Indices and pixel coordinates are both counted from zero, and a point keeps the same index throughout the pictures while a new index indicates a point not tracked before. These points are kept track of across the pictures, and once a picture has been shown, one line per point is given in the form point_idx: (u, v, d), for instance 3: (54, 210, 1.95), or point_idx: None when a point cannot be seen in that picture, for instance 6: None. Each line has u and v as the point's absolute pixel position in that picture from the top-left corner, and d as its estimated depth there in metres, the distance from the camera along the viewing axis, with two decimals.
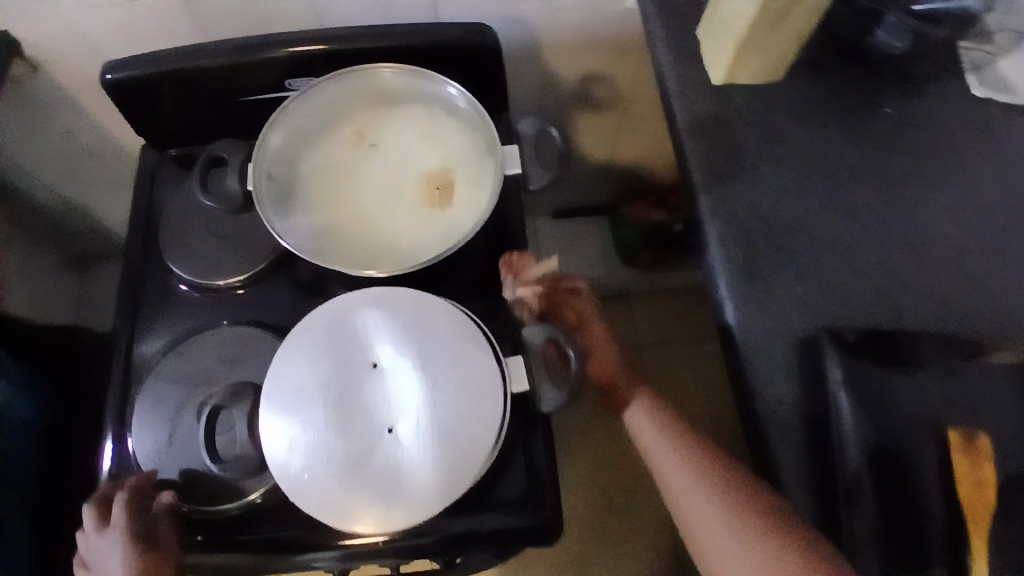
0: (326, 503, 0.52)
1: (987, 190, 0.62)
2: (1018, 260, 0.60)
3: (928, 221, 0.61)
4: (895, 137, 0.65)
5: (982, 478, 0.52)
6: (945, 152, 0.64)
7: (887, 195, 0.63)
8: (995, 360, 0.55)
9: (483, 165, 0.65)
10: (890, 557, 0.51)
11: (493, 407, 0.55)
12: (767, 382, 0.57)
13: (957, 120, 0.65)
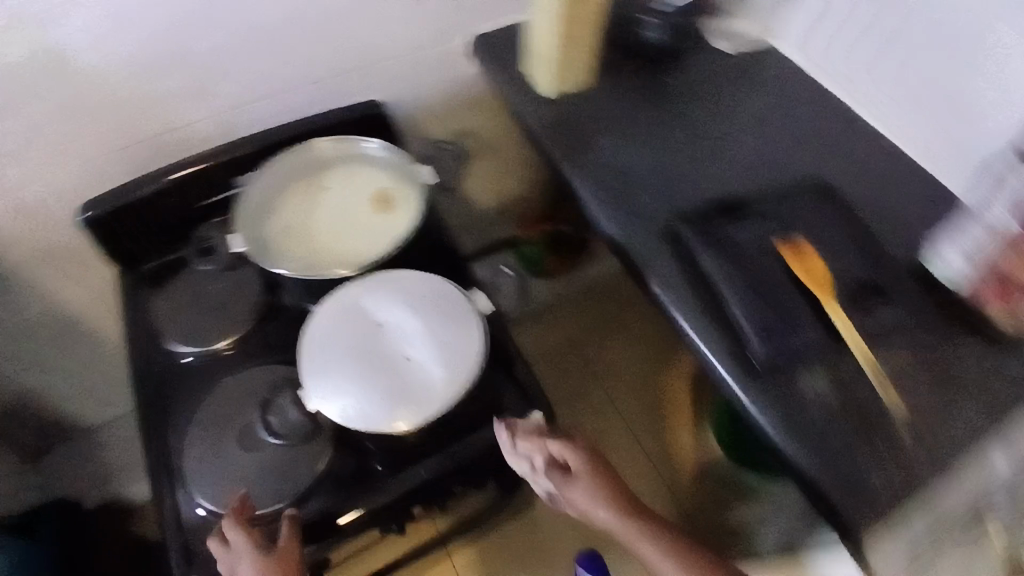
0: (379, 422, 0.70)
1: (745, 105, 0.94)
2: (778, 137, 0.90)
3: (716, 134, 0.91)
4: (678, 93, 0.95)
5: (809, 263, 0.76)
6: (714, 90, 0.95)
7: (685, 127, 0.92)
8: (786, 196, 0.83)
9: (407, 180, 0.87)
10: (781, 334, 0.73)
11: (471, 319, 0.76)
12: (654, 262, 0.81)
13: (711, 72, 0.97)
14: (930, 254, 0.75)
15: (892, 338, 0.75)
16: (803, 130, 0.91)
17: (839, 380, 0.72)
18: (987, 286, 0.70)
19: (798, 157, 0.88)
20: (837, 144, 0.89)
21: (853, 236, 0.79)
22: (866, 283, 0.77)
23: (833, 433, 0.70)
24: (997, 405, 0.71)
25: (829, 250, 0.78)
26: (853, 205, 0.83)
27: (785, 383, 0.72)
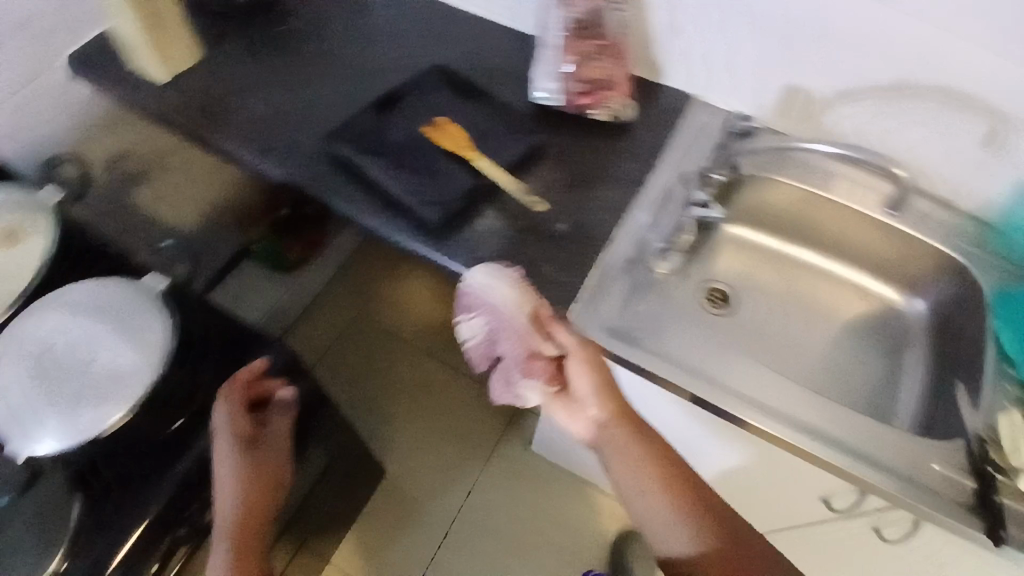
0: (90, 428, 0.65)
1: (350, 27, 1.02)
2: (387, 41, 0.99)
3: (334, 57, 0.98)
4: (286, 38, 1.00)
5: (450, 132, 0.86)
6: (330, 26, 1.02)
7: (305, 63, 0.97)
8: (413, 86, 0.92)
9: (26, 208, 0.81)
10: (446, 196, 0.81)
11: (142, 295, 0.73)
12: (325, 185, 0.83)
13: (311, 10, 1.03)
14: (530, 96, 0.91)
15: (532, 165, 0.87)
16: (403, 30, 1.02)
17: (506, 211, 0.82)
18: (572, 87, 0.87)
19: (408, 50, 0.99)
20: (446, 35, 1.01)
21: (476, 100, 0.91)
22: (502, 124, 0.89)
23: (517, 250, 0.79)
24: (624, 178, 0.87)
25: (461, 115, 0.89)
26: (472, 77, 0.95)
27: (463, 231, 0.81)
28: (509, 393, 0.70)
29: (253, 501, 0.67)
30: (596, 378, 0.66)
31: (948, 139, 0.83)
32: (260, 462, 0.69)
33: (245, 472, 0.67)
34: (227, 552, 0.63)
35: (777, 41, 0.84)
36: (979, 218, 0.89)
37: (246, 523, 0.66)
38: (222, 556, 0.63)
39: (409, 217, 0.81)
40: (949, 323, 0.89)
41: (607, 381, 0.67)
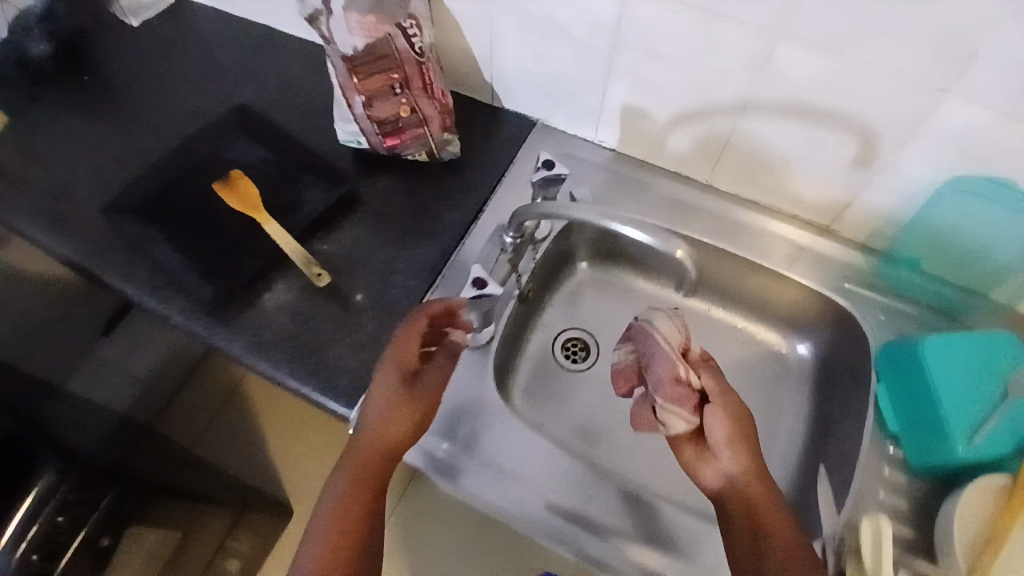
0: None
1: (169, 69, 0.92)
2: (207, 83, 0.90)
3: (149, 106, 0.89)
4: (99, 86, 0.91)
5: (244, 189, 0.74)
6: (141, 68, 0.92)
7: (116, 115, 0.88)
8: (220, 134, 0.83)
9: None
10: (230, 274, 0.72)
11: None
12: (109, 263, 0.73)
13: (128, 52, 0.94)
14: (339, 134, 0.80)
15: (340, 220, 0.77)
16: (227, 65, 0.92)
17: (298, 281, 0.72)
18: (372, 128, 0.75)
19: (229, 90, 0.89)
20: (265, 69, 0.91)
21: (281, 148, 0.81)
22: (309, 174, 0.79)
23: (305, 329, 0.69)
24: (442, 229, 0.77)
25: (265, 167, 0.79)
26: (283, 117, 0.85)
27: (246, 309, 0.70)
28: (649, 418, 0.63)
29: (373, 469, 0.55)
30: (733, 428, 0.59)
31: (819, 161, 0.69)
32: (412, 416, 0.57)
33: (387, 422, 0.56)
34: (353, 508, 0.54)
35: (600, 56, 0.71)
36: (872, 248, 0.75)
37: (354, 501, 0.54)
38: (337, 515, 0.54)
39: (193, 299, 0.70)
40: (835, 374, 0.76)
41: (747, 438, 0.58)
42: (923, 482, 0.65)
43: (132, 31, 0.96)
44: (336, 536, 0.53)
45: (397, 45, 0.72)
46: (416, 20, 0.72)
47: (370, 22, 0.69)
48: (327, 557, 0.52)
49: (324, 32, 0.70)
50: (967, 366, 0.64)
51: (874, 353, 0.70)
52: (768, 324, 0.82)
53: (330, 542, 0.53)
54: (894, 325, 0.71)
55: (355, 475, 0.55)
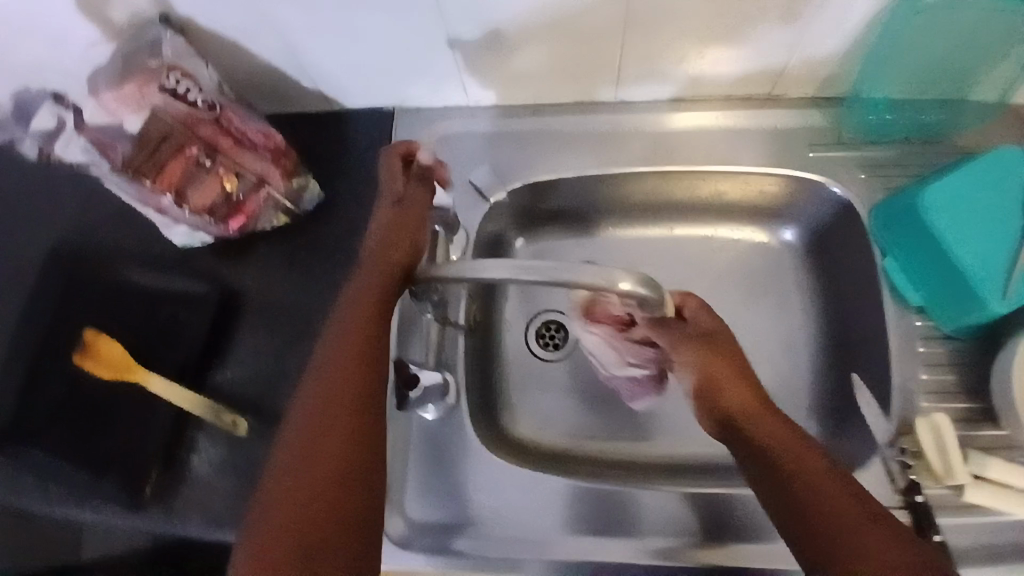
0: None
1: None
2: (9, 226, 0.70)
3: None
4: None
5: (104, 351, 0.60)
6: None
7: None
8: (50, 290, 0.65)
9: None
10: (149, 456, 0.60)
11: None
12: (19, 495, 0.62)
13: None
14: (176, 240, 0.64)
15: (236, 335, 0.64)
16: (22, 192, 0.71)
17: (221, 431, 0.61)
18: (205, 219, 0.60)
19: (39, 228, 0.69)
20: (52, 184, 0.71)
21: (118, 282, 0.64)
22: (178, 296, 0.63)
23: (255, 481, 0.59)
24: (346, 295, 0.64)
25: (123, 310, 0.63)
26: (105, 239, 0.68)
27: (182, 486, 0.60)
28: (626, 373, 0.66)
29: (321, 439, 0.46)
30: (715, 363, 0.53)
31: (735, 32, 0.55)
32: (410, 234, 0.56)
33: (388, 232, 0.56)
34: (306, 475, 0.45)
35: (424, 13, 0.53)
36: (827, 97, 0.62)
37: (309, 457, 0.46)
38: (283, 499, 0.44)
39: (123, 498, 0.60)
40: (831, 250, 0.66)
41: (732, 365, 0.53)
42: (962, 343, 0.58)
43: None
44: (283, 504, 0.44)
45: (175, 114, 0.56)
46: (182, 70, 0.55)
47: (131, 92, 0.54)
48: (284, 520, 0.43)
49: (81, 153, 0.54)
50: (971, 202, 0.55)
51: (868, 221, 0.60)
52: (739, 219, 0.70)
53: (283, 522, 0.43)
54: (879, 180, 0.61)
55: (305, 461, 0.45)
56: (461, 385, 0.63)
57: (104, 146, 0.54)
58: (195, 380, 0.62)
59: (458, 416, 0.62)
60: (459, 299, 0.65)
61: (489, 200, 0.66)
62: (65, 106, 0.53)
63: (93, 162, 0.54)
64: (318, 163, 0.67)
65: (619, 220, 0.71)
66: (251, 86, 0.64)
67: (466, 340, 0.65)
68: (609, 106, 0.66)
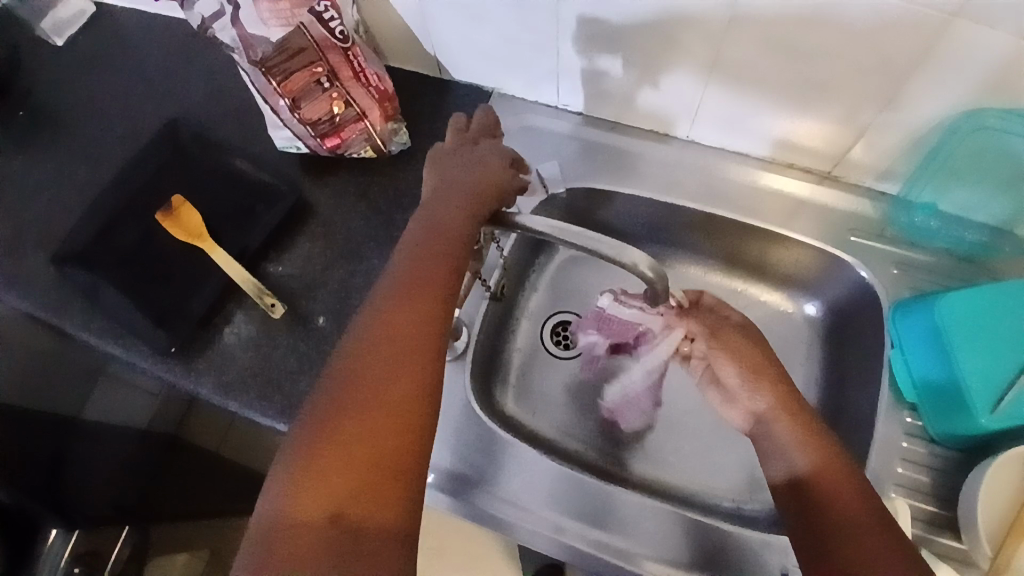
0: None
1: (103, 82, 0.83)
2: (145, 97, 0.81)
3: (85, 130, 0.80)
4: (29, 109, 0.82)
5: (184, 215, 0.69)
6: (53, 85, 0.83)
7: (52, 142, 0.79)
8: (158, 154, 0.74)
9: None
10: (190, 314, 0.67)
11: None
12: (68, 312, 0.69)
13: (58, 67, 0.84)
14: (277, 142, 0.73)
15: (296, 239, 0.71)
16: (164, 74, 0.82)
17: (257, 313, 0.68)
18: (308, 130, 0.68)
19: (168, 106, 0.80)
20: (191, 73, 0.82)
21: (216, 165, 0.73)
22: (260, 192, 0.72)
23: (270, 365, 0.65)
24: (400, 233, 0.70)
25: (211, 189, 0.72)
26: (216, 129, 0.77)
27: (207, 349, 0.67)
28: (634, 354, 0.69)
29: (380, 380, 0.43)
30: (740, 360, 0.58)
31: (811, 104, 0.60)
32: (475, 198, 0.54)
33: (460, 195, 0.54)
34: (368, 414, 0.41)
35: (544, 10, 0.60)
36: (881, 191, 0.67)
37: (374, 391, 0.42)
38: (341, 441, 0.40)
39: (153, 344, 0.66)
40: (847, 334, 0.69)
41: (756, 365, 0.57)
42: (945, 450, 0.60)
43: (37, 41, 0.85)
44: (342, 449, 0.40)
45: (315, 36, 0.64)
46: (331, 2, 0.64)
47: (285, 8, 0.62)
48: (341, 457, 0.40)
49: (229, 41, 0.63)
50: (994, 321, 0.58)
51: (886, 313, 0.63)
52: (770, 282, 0.74)
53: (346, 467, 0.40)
54: (908, 279, 0.64)
55: (365, 402, 0.42)
56: (472, 342, 0.68)
57: (249, 45, 0.63)
58: (252, 262, 0.70)
59: (460, 368, 0.67)
60: (495, 265, 0.70)
61: (548, 191, 0.71)
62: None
63: (236, 51, 0.63)
64: (413, 117, 0.75)
65: (661, 251, 0.77)
66: (379, 35, 0.73)
67: (488, 306, 0.70)
68: (681, 143, 0.71)
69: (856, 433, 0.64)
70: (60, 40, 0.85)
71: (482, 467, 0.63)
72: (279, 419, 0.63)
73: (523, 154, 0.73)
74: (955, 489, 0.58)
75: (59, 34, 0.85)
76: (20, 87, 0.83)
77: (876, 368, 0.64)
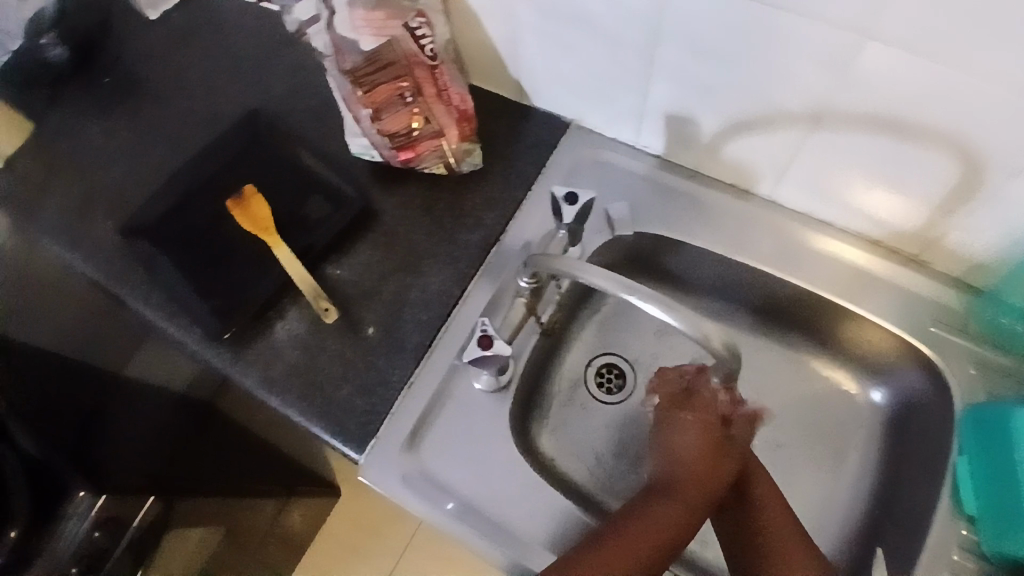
0: None
1: (195, 63, 0.85)
2: (232, 84, 0.83)
3: (172, 108, 0.82)
4: (121, 80, 0.84)
5: (254, 207, 0.69)
6: (147, 60, 0.86)
7: (138, 116, 0.82)
8: (239, 143, 0.76)
9: None
10: (248, 305, 0.68)
11: None
12: (132, 285, 0.70)
13: (154, 42, 0.86)
14: (352, 148, 0.73)
15: (358, 244, 0.71)
16: (253, 63, 0.84)
17: (309, 314, 0.69)
18: (385, 142, 0.67)
19: (253, 96, 0.82)
20: (278, 66, 0.83)
21: (290, 161, 0.75)
22: (329, 194, 0.73)
23: (315, 367, 0.66)
24: (458, 254, 0.70)
25: (285, 184, 0.73)
26: (295, 125, 0.79)
27: (257, 342, 0.68)
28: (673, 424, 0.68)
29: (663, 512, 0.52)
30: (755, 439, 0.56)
31: (909, 183, 0.57)
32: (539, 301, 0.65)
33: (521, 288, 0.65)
34: (627, 532, 0.50)
35: (635, 50, 0.60)
36: (968, 284, 0.63)
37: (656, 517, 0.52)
38: (611, 558, 0.49)
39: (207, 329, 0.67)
40: (910, 425, 0.65)
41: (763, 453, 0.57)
42: (999, 572, 0.55)
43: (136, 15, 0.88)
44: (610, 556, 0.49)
45: (405, 50, 0.65)
46: (425, 19, 0.65)
47: (378, 18, 0.63)
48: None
49: (322, 46, 0.66)
50: None
51: (957, 416, 0.60)
52: (832, 356, 0.71)
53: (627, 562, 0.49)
54: (986, 382, 0.61)
55: (635, 520, 0.51)
56: (516, 375, 0.67)
57: (340, 51, 0.65)
58: (312, 263, 0.70)
59: (501, 400, 0.66)
60: (551, 301, 0.68)
61: (615, 232, 0.70)
62: (326, 6, 0.63)
63: (327, 58, 0.66)
64: (488, 139, 0.74)
65: (721, 308, 0.74)
66: (467, 54, 0.73)
67: (538, 341, 0.69)
68: (760, 202, 0.69)
69: (906, 534, 0.60)
70: (155, 15, 0.87)
71: (516, 513, 0.61)
72: (316, 423, 0.63)
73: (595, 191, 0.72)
74: None
75: (154, 8, 0.86)
76: (115, 58, 0.85)
77: (937, 467, 0.61)
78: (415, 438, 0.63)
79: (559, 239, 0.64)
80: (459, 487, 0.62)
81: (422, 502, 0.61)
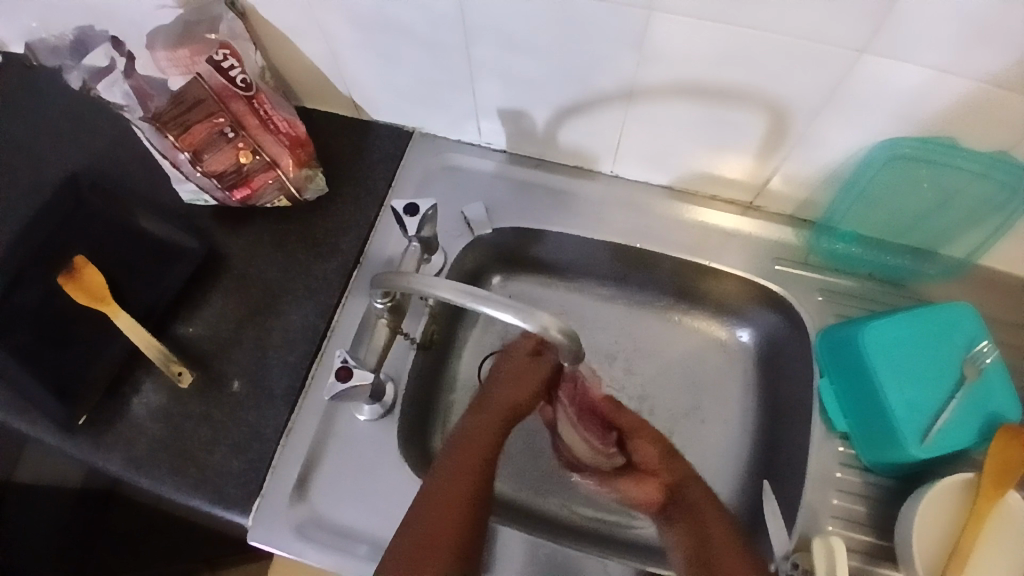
0: None
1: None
2: (43, 145, 0.75)
3: None
4: None
5: (91, 279, 0.63)
6: None
7: None
8: (60, 208, 0.69)
9: None
10: (100, 384, 0.63)
11: None
12: None
13: None
14: (183, 194, 0.68)
15: (212, 297, 0.67)
16: (66, 120, 0.76)
17: (167, 380, 0.64)
18: (213, 182, 0.63)
19: (70, 155, 0.74)
20: (92, 124, 0.76)
21: (121, 223, 0.68)
22: (170, 249, 0.68)
23: (184, 435, 0.61)
24: (318, 285, 0.67)
25: (120, 246, 0.67)
26: (122, 180, 0.72)
27: (116, 424, 0.62)
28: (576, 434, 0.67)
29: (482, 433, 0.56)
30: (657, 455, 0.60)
31: (730, 140, 0.60)
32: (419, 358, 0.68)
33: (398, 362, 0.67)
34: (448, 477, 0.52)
35: (453, 52, 0.59)
36: (803, 220, 0.67)
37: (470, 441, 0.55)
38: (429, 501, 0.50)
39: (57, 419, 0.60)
40: (780, 361, 0.69)
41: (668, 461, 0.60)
42: (879, 478, 0.60)
43: None
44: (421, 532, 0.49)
45: (214, 85, 0.61)
46: (231, 50, 0.61)
47: (182, 56, 0.60)
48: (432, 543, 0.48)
49: (120, 96, 0.60)
50: (905, 346, 0.59)
51: (814, 341, 0.64)
52: (701, 311, 0.74)
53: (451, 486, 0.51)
54: (833, 305, 0.65)
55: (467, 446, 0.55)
56: (400, 396, 0.65)
57: (146, 95, 0.61)
58: (160, 324, 0.65)
59: (390, 425, 0.64)
60: (420, 314, 0.68)
61: (474, 233, 0.69)
62: (121, 53, 0.61)
63: (128, 107, 0.60)
64: (330, 162, 0.72)
65: (594, 284, 0.75)
66: (291, 77, 0.70)
67: (417, 356, 0.68)
68: (607, 178, 0.70)
69: (791, 464, 0.63)
70: None
71: None
72: (194, 496, 0.58)
73: (448, 195, 0.71)
74: (892, 518, 0.59)
75: None
76: None
77: (805, 394, 0.64)
78: (304, 484, 0.61)
79: (413, 252, 0.61)
80: (363, 526, 0.60)
81: (325, 550, 0.58)
